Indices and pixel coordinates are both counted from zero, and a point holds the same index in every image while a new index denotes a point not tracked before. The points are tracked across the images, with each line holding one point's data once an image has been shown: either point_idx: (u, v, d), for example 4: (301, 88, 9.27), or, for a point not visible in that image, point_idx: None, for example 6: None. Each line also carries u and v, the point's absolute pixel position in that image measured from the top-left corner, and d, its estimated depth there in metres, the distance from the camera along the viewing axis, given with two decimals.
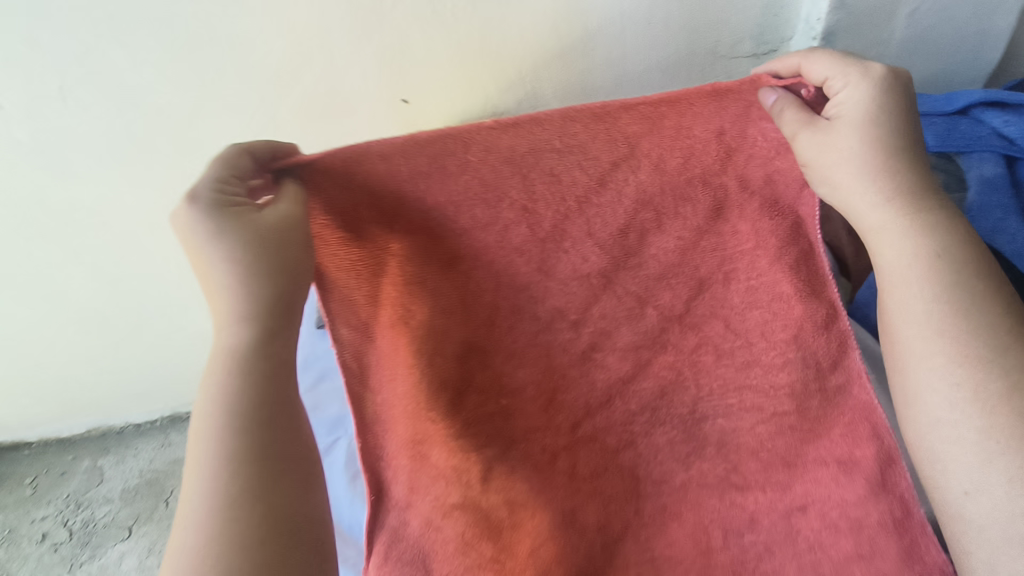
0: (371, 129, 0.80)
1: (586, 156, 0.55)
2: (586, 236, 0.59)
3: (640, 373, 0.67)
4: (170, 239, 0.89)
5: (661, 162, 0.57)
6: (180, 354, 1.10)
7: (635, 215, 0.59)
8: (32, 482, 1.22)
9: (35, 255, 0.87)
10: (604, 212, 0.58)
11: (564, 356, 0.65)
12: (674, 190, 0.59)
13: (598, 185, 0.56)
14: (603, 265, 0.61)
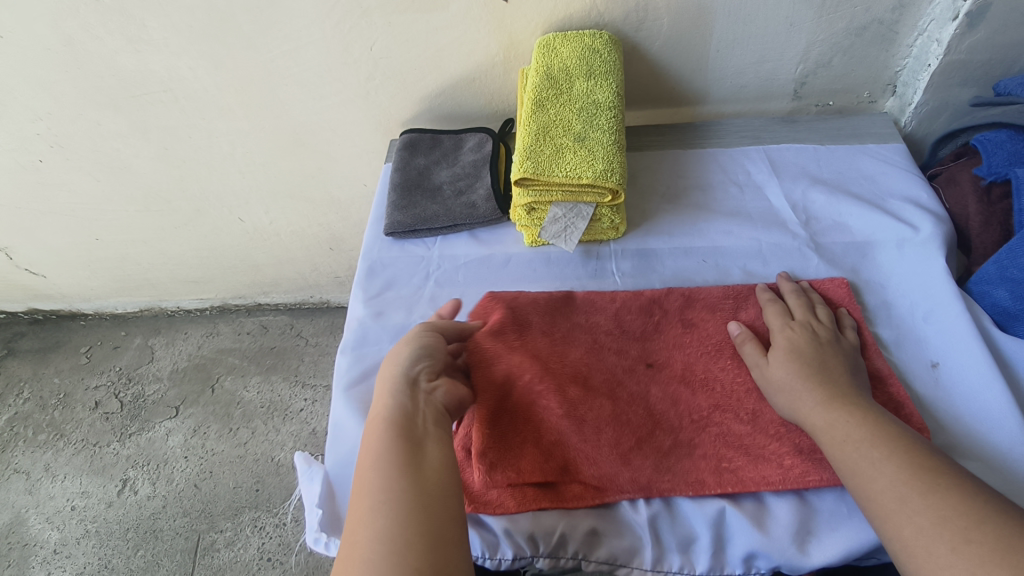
0: (459, 26, 0.73)
1: (594, 405, 0.54)
2: (595, 351, 0.58)
3: (709, 330, 0.59)
4: (239, 125, 0.86)
5: (683, 401, 0.54)
6: (236, 246, 1.10)
7: (614, 346, 0.58)
8: (87, 351, 1.27)
9: (102, 125, 0.85)
10: (636, 410, 0.54)
11: (609, 330, 0.60)
12: (708, 371, 0.56)
13: (611, 428, 0.53)
14: (625, 343, 0.59)
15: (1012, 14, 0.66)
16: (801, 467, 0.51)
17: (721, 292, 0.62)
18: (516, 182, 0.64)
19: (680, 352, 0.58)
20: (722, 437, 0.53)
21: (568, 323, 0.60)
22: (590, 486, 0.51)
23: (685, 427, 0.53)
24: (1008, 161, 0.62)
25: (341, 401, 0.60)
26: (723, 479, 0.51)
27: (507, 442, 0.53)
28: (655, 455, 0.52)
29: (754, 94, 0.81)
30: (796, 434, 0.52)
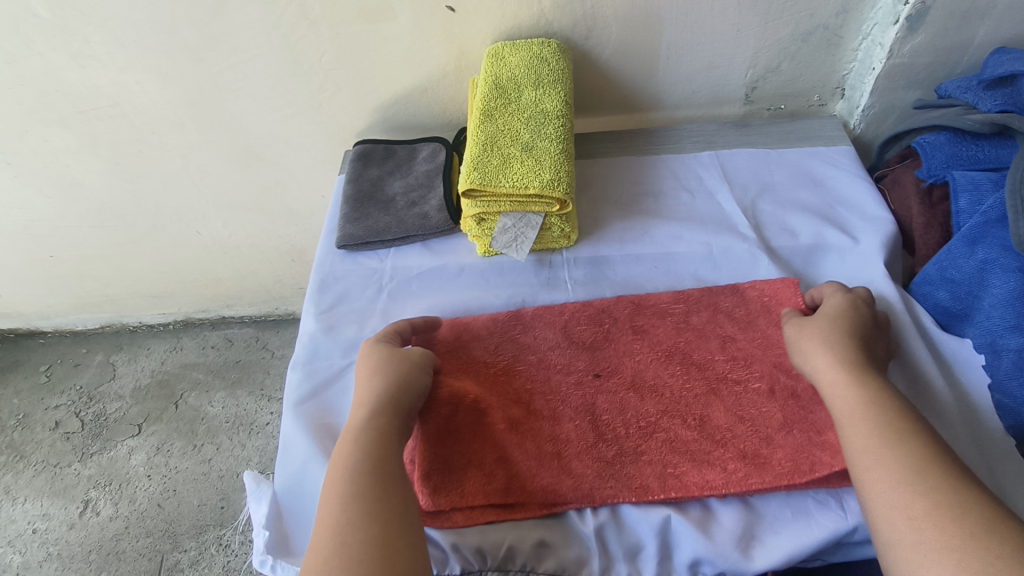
0: (408, 36, 0.73)
1: (543, 412, 0.55)
2: (543, 362, 0.59)
3: (656, 338, 0.59)
4: (190, 138, 0.85)
5: (629, 407, 0.55)
6: (196, 260, 1.09)
7: (561, 356, 0.59)
8: (47, 370, 1.24)
9: (49, 141, 0.83)
10: (580, 418, 0.54)
11: (556, 342, 0.60)
12: (656, 377, 0.56)
13: (558, 434, 0.53)
14: (573, 352, 0.59)
15: (950, 18, 0.67)
16: (744, 470, 0.50)
17: (670, 298, 0.63)
18: (465, 193, 0.64)
19: (626, 361, 0.58)
20: (669, 444, 0.52)
21: (517, 337, 0.61)
22: (540, 490, 0.51)
23: (632, 434, 0.53)
24: (946, 164, 0.64)
25: (289, 418, 0.59)
26: (668, 484, 0.50)
27: (451, 454, 0.52)
28: (598, 463, 0.52)
29: (705, 99, 0.82)
30: (742, 438, 0.52)
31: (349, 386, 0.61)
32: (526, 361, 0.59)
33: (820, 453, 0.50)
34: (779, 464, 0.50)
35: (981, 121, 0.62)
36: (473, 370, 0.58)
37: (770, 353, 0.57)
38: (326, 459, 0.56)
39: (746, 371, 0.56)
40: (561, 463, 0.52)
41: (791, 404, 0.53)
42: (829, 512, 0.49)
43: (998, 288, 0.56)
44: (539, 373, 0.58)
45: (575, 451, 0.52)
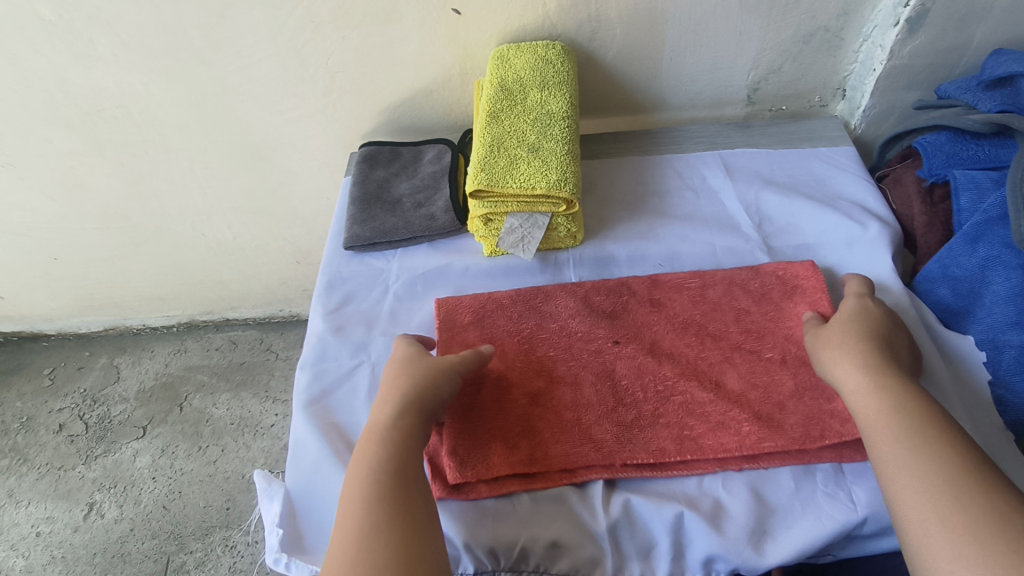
0: (414, 39, 0.73)
1: (567, 379, 0.56)
2: (565, 328, 0.60)
3: (673, 306, 0.61)
4: (196, 141, 0.85)
5: (650, 372, 0.56)
6: (201, 262, 1.09)
7: (581, 324, 0.60)
8: (50, 373, 1.25)
9: (55, 144, 0.83)
10: (600, 383, 0.56)
11: (575, 311, 0.61)
12: (677, 342, 0.58)
13: (581, 398, 0.55)
14: (594, 319, 0.61)
15: (950, 20, 0.68)
16: (757, 433, 0.52)
17: (686, 274, 0.64)
18: (472, 194, 0.65)
19: (644, 327, 0.60)
20: (685, 407, 0.54)
21: (540, 306, 0.62)
22: (559, 457, 0.52)
23: (650, 397, 0.55)
24: (946, 163, 0.65)
25: (300, 422, 0.59)
26: (684, 447, 0.52)
27: (478, 422, 0.54)
28: (618, 427, 0.53)
29: (708, 100, 0.83)
30: (755, 402, 0.54)
31: (359, 385, 0.62)
32: (549, 327, 0.60)
33: (830, 418, 0.52)
34: (791, 429, 0.52)
35: (981, 121, 0.63)
36: (496, 346, 0.59)
37: (783, 326, 0.58)
38: (337, 457, 0.56)
39: (759, 342, 0.57)
40: (581, 429, 0.53)
41: (803, 371, 0.55)
42: (839, 506, 0.50)
43: (998, 285, 0.57)
44: (560, 339, 0.59)
45: (595, 416, 0.54)
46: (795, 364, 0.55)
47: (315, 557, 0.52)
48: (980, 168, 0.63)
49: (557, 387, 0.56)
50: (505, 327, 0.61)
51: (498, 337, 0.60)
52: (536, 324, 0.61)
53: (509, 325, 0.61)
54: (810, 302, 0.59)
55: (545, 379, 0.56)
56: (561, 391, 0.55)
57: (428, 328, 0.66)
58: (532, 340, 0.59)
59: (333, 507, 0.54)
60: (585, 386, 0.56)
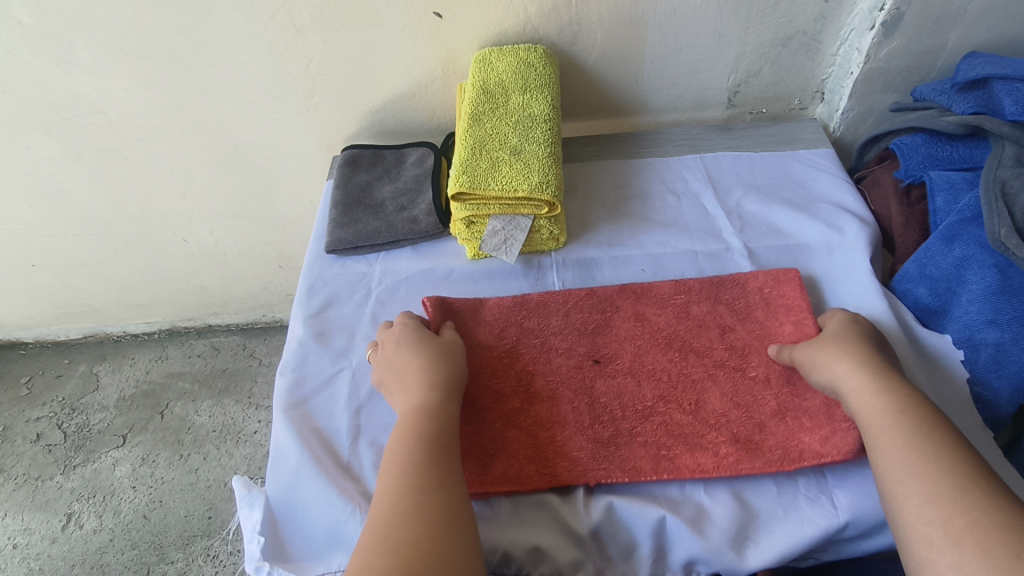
0: (396, 42, 0.73)
1: (543, 395, 0.56)
2: (542, 343, 0.60)
3: (655, 323, 0.61)
4: (177, 144, 0.84)
5: (626, 390, 0.56)
6: (182, 267, 1.08)
7: (553, 338, 0.60)
8: (28, 382, 1.22)
9: (32, 149, 0.82)
10: (575, 400, 0.56)
11: (554, 323, 0.62)
12: (660, 360, 0.58)
13: (555, 416, 0.55)
14: (573, 332, 0.61)
15: (925, 24, 0.69)
16: (735, 454, 0.52)
17: (672, 288, 0.64)
18: (453, 197, 0.65)
19: (623, 342, 0.60)
20: (664, 427, 0.54)
21: (522, 315, 0.62)
22: (530, 477, 0.52)
23: (629, 416, 0.55)
24: (922, 164, 0.65)
25: (274, 427, 0.59)
26: (660, 465, 0.52)
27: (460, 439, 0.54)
28: (594, 444, 0.53)
29: (689, 103, 0.83)
30: (735, 423, 0.54)
31: (337, 392, 0.61)
32: (524, 339, 0.61)
33: (810, 439, 0.52)
34: (770, 450, 0.52)
35: (956, 123, 0.64)
36: (474, 364, 0.59)
37: (769, 343, 0.58)
38: (317, 465, 0.55)
39: (744, 359, 0.57)
40: (556, 447, 0.53)
41: (786, 393, 0.55)
42: (819, 508, 0.50)
43: (974, 284, 0.57)
44: (543, 353, 0.59)
45: (571, 433, 0.54)
46: (777, 385, 0.55)
47: (297, 565, 0.52)
48: (953, 169, 0.65)
49: (532, 401, 0.56)
50: (483, 338, 0.61)
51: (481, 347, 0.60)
52: (515, 334, 0.61)
53: (489, 336, 0.61)
54: (795, 319, 0.59)
55: (522, 394, 0.56)
56: (540, 410, 0.55)
57: None
58: (512, 352, 0.60)
59: (312, 515, 0.53)
60: (561, 404, 0.56)
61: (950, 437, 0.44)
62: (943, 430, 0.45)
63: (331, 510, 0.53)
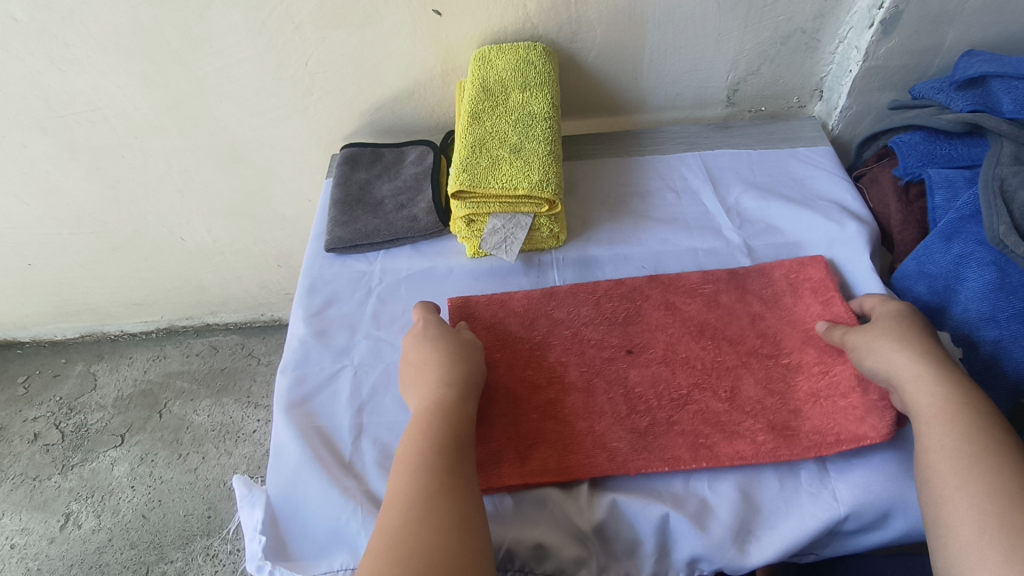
0: (395, 40, 0.73)
1: (577, 385, 0.57)
2: (574, 335, 0.61)
3: (686, 313, 0.61)
4: (175, 143, 0.84)
5: (661, 379, 0.56)
6: (180, 266, 1.07)
7: (584, 330, 0.61)
8: (25, 382, 1.22)
9: (28, 148, 0.81)
10: (611, 391, 0.56)
11: (584, 314, 0.62)
12: (692, 349, 0.58)
13: (591, 406, 0.55)
14: (603, 323, 0.61)
15: (923, 22, 0.69)
16: (772, 442, 0.52)
17: (699, 278, 0.64)
18: (454, 195, 0.65)
19: (654, 332, 0.60)
20: (700, 415, 0.54)
21: (551, 308, 0.63)
22: (570, 467, 0.52)
23: (665, 405, 0.55)
24: (921, 162, 0.66)
25: (279, 425, 0.59)
26: (699, 454, 0.52)
27: (496, 429, 0.54)
28: (632, 433, 0.53)
29: (688, 101, 0.84)
30: (770, 410, 0.54)
31: (340, 390, 0.61)
32: (557, 331, 0.61)
33: (846, 420, 0.52)
34: (806, 437, 0.52)
35: (954, 120, 0.64)
36: (507, 356, 0.59)
37: (799, 328, 0.59)
38: (319, 464, 0.55)
39: (776, 347, 0.58)
40: (594, 437, 0.54)
41: (819, 376, 0.55)
42: (820, 503, 0.50)
43: (973, 280, 0.57)
44: (576, 343, 0.60)
45: (608, 423, 0.54)
46: (810, 369, 0.56)
47: (299, 564, 0.52)
48: (952, 167, 0.65)
49: (567, 391, 0.56)
50: (514, 331, 0.61)
51: (514, 339, 0.61)
52: (546, 326, 0.62)
53: (521, 328, 0.62)
54: (824, 301, 0.60)
55: (557, 385, 0.57)
56: (577, 400, 0.56)
57: None
58: (546, 343, 0.60)
59: (315, 513, 0.53)
60: (596, 394, 0.56)
61: (957, 435, 0.45)
62: (946, 429, 0.46)
63: (333, 509, 0.53)
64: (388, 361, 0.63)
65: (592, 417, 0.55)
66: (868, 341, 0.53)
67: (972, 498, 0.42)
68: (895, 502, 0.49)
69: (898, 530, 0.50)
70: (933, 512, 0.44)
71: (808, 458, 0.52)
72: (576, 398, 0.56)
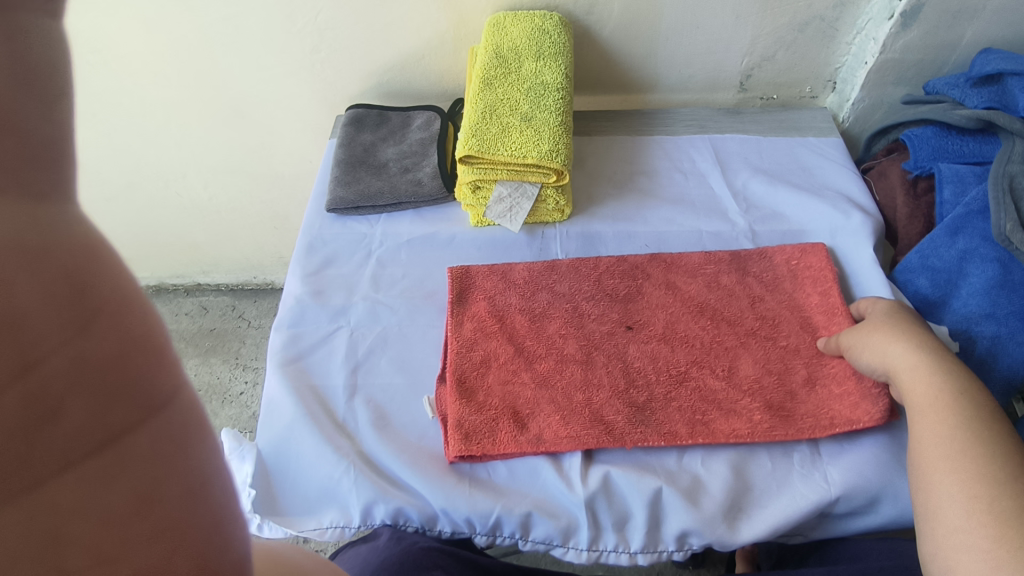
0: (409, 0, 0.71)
1: (576, 357, 0.56)
2: (575, 309, 0.60)
3: (688, 293, 0.61)
4: (175, 93, 0.82)
5: (662, 355, 0.56)
6: (173, 222, 1.05)
7: (584, 305, 0.60)
8: None
9: None
10: (611, 364, 0.56)
11: (584, 288, 0.62)
12: (694, 328, 0.58)
13: (591, 378, 0.55)
14: (604, 296, 0.61)
15: (942, 17, 0.69)
16: (769, 421, 0.52)
17: (702, 258, 0.64)
18: (461, 159, 0.64)
19: (653, 308, 0.60)
20: (698, 392, 0.54)
21: (552, 280, 0.63)
22: (566, 438, 0.52)
23: (663, 381, 0.55)
24: (932, 156, 0.66)
25: (273, 381, 0.58)
26: (696, 430, 0.52)
27: (493, 397, 0.54)
28: (630, 408, 0.53)
29: (701, 84, 0.83)
30: (768, 390, 0.54)
31: (335, 350, 0.60)
32: (558, 303, 0.61)
33: (840, 406, 0.53)
34: (802, 419, 0.52)
35: (969, 116, 0.63)
36: (506, 327, 0.59)
37: (797, 313, 0.59)
38: (311, 421, 0.55)
39: (775, 330, 0.58)
40: (592, 409, 0.53)
41: (816, 361, 0.55)
42: (812, 485, 0.50)
43: (975, 277, 0.58)
44: (575, 316, 0.60)
45: (607, 396, 0.54)
46: (807, 355, 0.56)
47: (288, 519, 0.51)
48: (962, 163, 0.65)
49: (566, 363, 0.56)
50: (513, 301, 0.61)
51: (513, 308, 0.60)
52: (543, 298, 0.61)
53: (519, 298, 0.61)
54: (822, 291, 0.60)
55: (556, 356, 0.57)
56: (576, 371, 0.56)
57: (410, 295, 0.65)
58: (545, 314, 0.60)
59: (308, 469, 0.53)
60: (595, 367, 0.56)
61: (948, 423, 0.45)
62: (940, 417, 0.46)
63: (326, 466, 0.52)
64: (385, 325, 0.62)
65: (592, 389, 0.54)
66: (863, 332, 0.53)
67: (961, 483, 0.43)
68: (885, 488, 0.50)
69: (887, 516, 0.50)
70: (922, 498, 0.45)
71: (802, 440, 0.52)
72: (575, 371, 0.56)
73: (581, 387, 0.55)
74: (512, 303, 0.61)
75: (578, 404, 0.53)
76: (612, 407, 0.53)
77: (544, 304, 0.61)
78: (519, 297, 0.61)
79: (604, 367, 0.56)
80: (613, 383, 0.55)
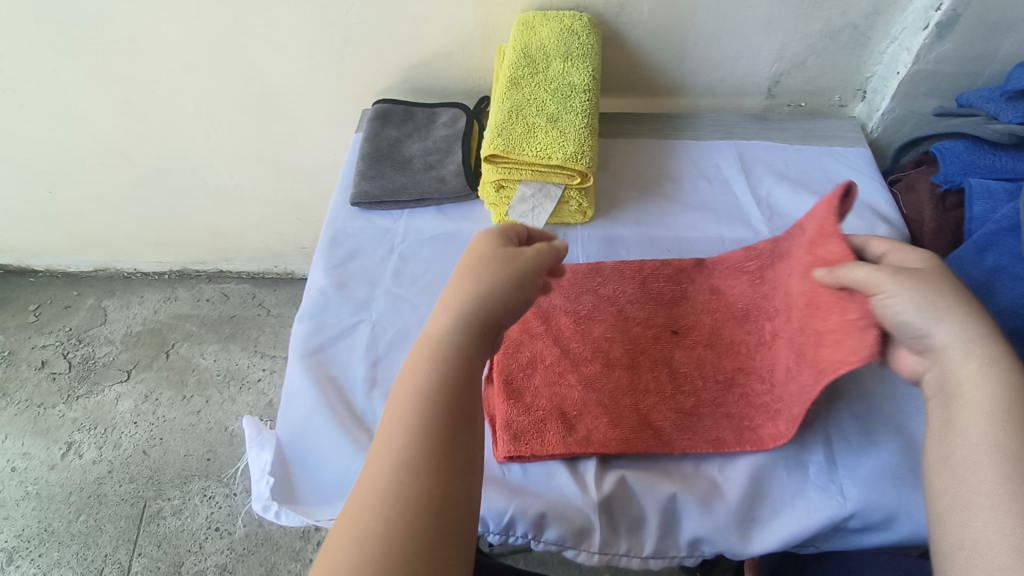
0: None
1: (621, 361, 0.57)
2: (620, 312, 0.60)
3: (725, 294, 0.60)
4: (205, 82, 0.83)
5: (708, 362, 0.56)
6: (197, 209, 1.07)
7: (629, 307, 0.60)
8: (36, 309, 1.23)
9: (58, 73, 0.81)
10: (660, 369, 0.56)
11: (627, 291, 0.62)
12: (740, 334, 0.57)
13: (638, 383, 0.55)
14: (646, 301, 0.61)
15: (978, 29, 0.68)
16: None
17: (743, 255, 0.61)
18: (487, 158, 0.64)
19: (696, 312, 0.60)
20: (746, 398, 0.54)
21: (596, 281, 0.63)
22: (616, 441, 0.52)
23: (711, 386, 0.55)
24: (963, 170, 0.65)
25: (296, 372, 0.59)
26: (743, 437, 0.52)
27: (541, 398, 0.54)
28: (677, 414, 0.53)
29: (729, 90, 0.82)
30: None
31: (357, 343, 0.61)
32: (604, 305, 0.61)
33: None
34: None
35: (1003, 132, 0.63)
36: (553, 329, 0.59)
37: None
38: (330, 413, 0.56)
39: None
40: (639, 414, 0.53)
41: None
42: (827, 499, 0.50)
43: (1003, 295, 0.57)
44: (620, 319, 0.60)
45: (654, 402, 0.54)
46: None
47: (304, 508, 0.52)
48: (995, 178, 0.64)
49: (613, 367, 0.56)
50: (559, 302, 0.61)
51: (560, 310, 0.60)
52: (587, 300, 0.61)
53: (563, 300, 0.61)
54: None
55: (602, 359, 0.57)
56: (623, 376, 0.56)
57: (431, 290, 0.65)
58: (586, 316, 0.60)
59: (326, 460, 0.54)
60: (643, 372, 0.56)
61: None
62: None
63: (343, 458, 0.53)
64: (407, 319, 0.63)
65: (640, 394, 0.54)
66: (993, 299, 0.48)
67: None
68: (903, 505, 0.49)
69: (905, 534, 0.49)
70: None
71: None
72: (610, 375, 0.56)
73: (626, 390, 0.55)
74: (558, 304, 0.61)
75: (626, 409, 0.54)
76: (656, 413, 0.53)
77: (585, 305, 0.61)
78: (566, 299, 0.61)
79: (653, 372, 0.56)
80: (658, 388, 0.55)
